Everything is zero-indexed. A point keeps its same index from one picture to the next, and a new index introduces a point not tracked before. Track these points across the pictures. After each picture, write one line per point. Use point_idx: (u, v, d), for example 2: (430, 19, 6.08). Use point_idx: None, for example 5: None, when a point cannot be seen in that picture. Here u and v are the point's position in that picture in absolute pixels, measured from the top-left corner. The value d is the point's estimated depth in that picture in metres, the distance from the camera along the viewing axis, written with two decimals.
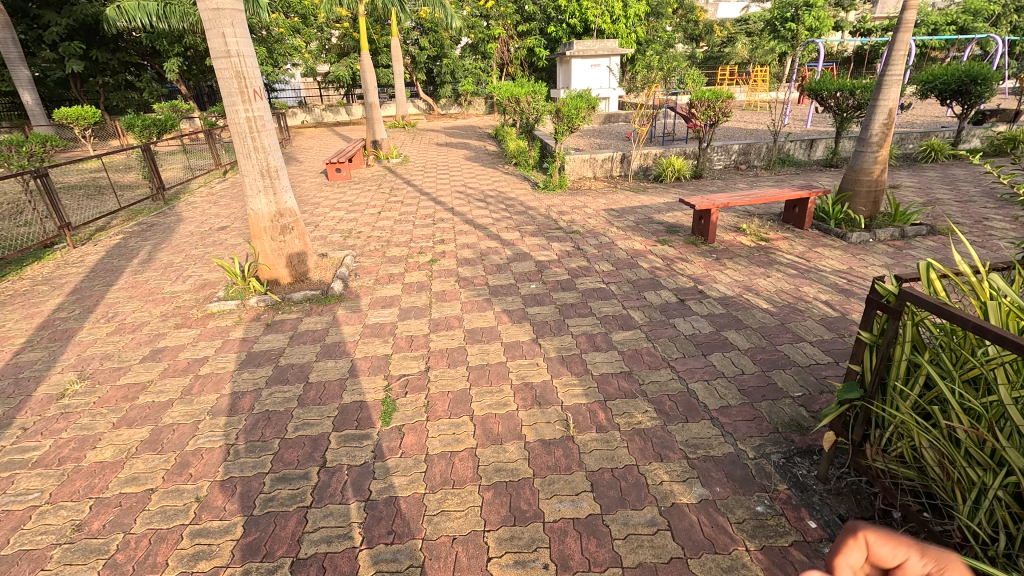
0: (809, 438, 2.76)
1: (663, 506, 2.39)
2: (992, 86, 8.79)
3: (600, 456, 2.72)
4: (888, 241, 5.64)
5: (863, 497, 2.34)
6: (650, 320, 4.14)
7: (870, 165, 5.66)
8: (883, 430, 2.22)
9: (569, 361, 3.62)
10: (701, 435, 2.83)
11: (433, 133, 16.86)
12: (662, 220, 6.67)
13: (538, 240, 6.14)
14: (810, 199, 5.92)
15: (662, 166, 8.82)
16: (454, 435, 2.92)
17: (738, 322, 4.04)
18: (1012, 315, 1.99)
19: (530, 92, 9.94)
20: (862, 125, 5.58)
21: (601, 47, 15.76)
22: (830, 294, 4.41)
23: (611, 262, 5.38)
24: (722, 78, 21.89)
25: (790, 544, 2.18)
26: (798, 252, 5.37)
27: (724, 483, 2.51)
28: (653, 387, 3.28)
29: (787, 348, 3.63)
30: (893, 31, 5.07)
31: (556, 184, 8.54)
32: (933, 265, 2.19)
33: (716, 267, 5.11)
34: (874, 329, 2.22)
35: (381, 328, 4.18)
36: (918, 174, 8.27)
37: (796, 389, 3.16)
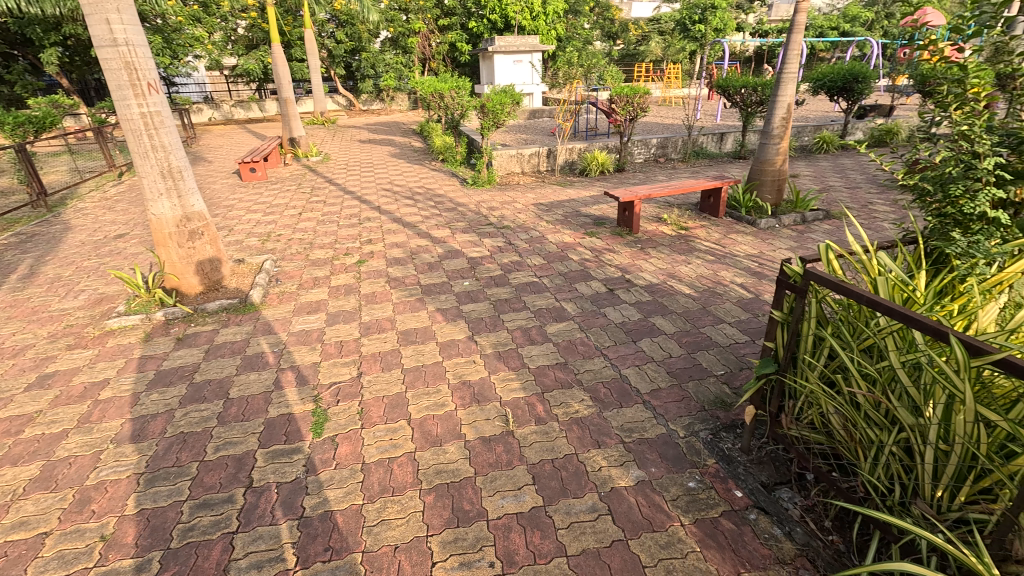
0: (732, 413, 2.94)
1: (603, 492, 2.45)
2: (871, 84, 9.75)
3: (540, 448, 2.75)
4: (791, 226, 6.13)
5: (781, 463, 2.53)
6: (582, 311, 4.23)
7: (773, 156, 6.11)
8: (796, 400, 2.41)
9: (505, 356, 3.62)
10: (635, 419, 2.93)
11: (355, 130, 16.25)
12: (589, 213, 6.84)
13: (469, 236, 6.10)
14: (723, 189, 6.29)
15: (586, 160, 9.03)
16: (392, 441, 2.84)
17: (664, 307, 4.23)
18: (897, 289, 2.23)
19: (454, 87, 9.88)
20: (764, 120, 6.01)
21: (522, 44, 15.82)
22: (744, 277, 4.72)
23: (542, 255, 5.45)
24: (638, 75, 22.82)
25: (720, 514, 2.31)
26: (714, 239, 5.70)
27: (658, 463, 2.61)
28: (588, 376, 3.36)
29: (709, 330, 3.85)
30: (787, 32, 5.50)
31: (485, 180, 8.55)
32: (831, 246, 2.39)
33: (642, 256, 5.32)
34: (784, 308, 2.40)
35: (307, 335, 3.97)
36: (813, 164, 9.07)
37: (718, 368, 3.37)
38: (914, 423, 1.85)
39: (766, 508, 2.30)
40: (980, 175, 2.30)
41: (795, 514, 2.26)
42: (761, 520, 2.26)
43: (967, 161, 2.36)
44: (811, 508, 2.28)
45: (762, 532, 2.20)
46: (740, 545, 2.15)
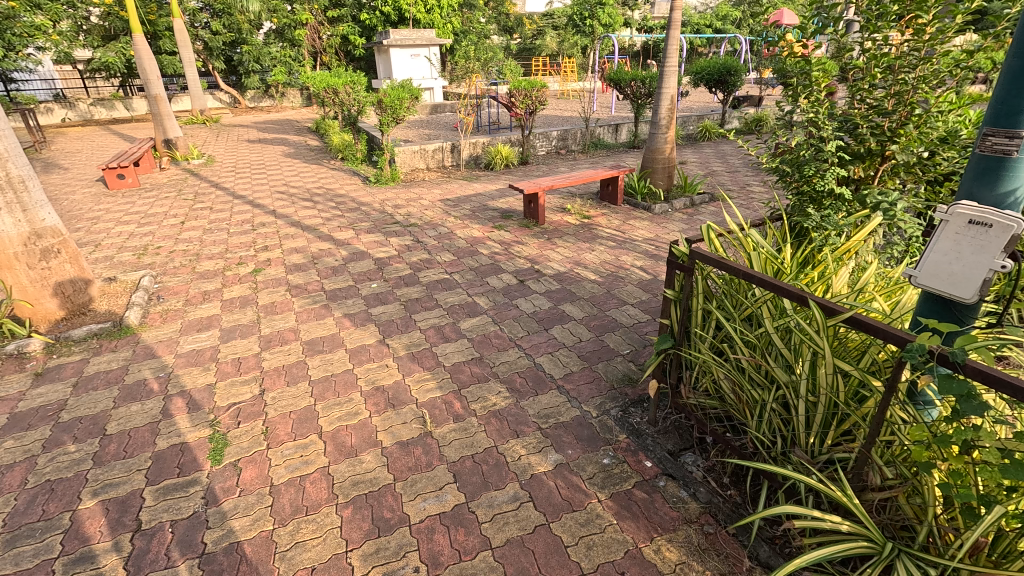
0: (639, 388, 3.12)
1: (523, 480, 2.50)
2: (741, 77, 10.73)
3: (460, 446, 2.73)
4: (682, 209, 6.60)
5: (684, 430, 2.72)
6: (494, 304, 4.27)
7: (662, 145, 6.53)
8: (692, 371, 2.61)
9: (419, 357, 3.56)
10: (550, 405, 3.01)
11: (242, 129, 15.04)
12: (496, 207, 6.89)
13: (375, 236, 5.90)
14: (620, 177, 6.62)
15: (490, 154, 9.08)
16: (303, 457, 2.68)
17: (572, 294, 4.38)
18: (768, 262, 2.47)
19: (348, 83, 9.48)
20: (651, 111, 6.40)
21: (418, 37, 15.46)
22: (643, 260, 5.01)
23: (451, 251, 5.40)
24: (536, 69, 23.22)
25: (633, 485, 2.44)
26: (615, 226, 5.99)
27: (575, 445, 2.71)
28: (504, 368, 3.40)
29: (615, 312, 4.05)
30: (667, 28, 5.89)
31: (388, 178, 8.31)
32: (712, 226, 2.59)
33: (549, 246, 5.46)
34: (676, 286, 2.57)
35: (199, 355, 3.63)
36: (697, 151, 9.82)
37: (624, 347, 3.55)
38: (788, 380, 2.07)
39: (673, 474, 2.47)
40: (826, 156, 2.64)
41: (698, 475, 2.45)
42: (669, 486, 2.43)
43: (816, 144, 2.71)
44: (711, 468, 2.48)
45: (670, 497, 2.37)
46: (652, 512, 2.30)
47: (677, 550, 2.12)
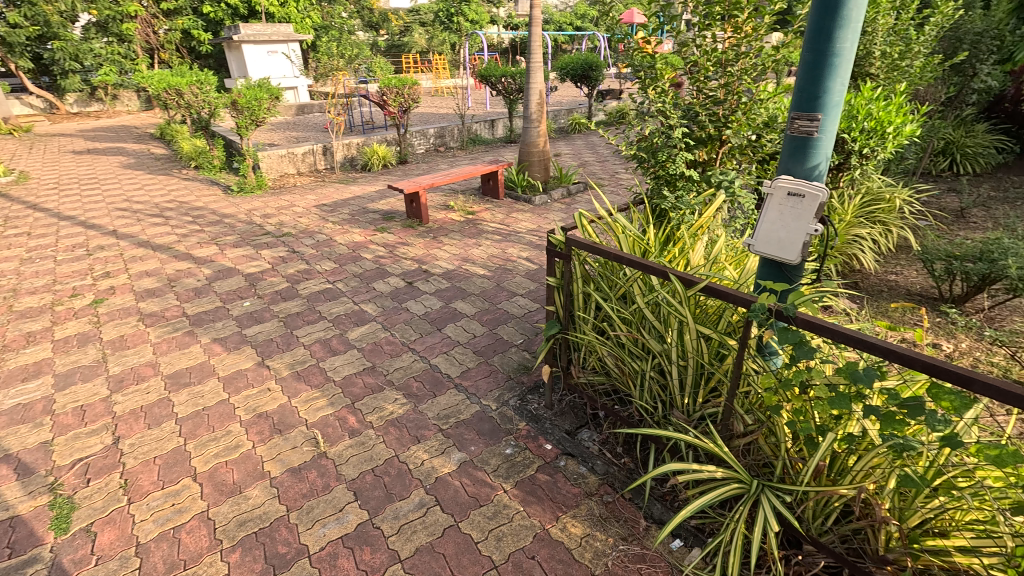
0: (534, 375, 3.21)
1: (428, 485, 2.45)
2: (602, 72, 11.45)
3: (358, 461, 2.61)
4: (561, 199, 6.90)
5: (579, 409, 2.85)
6: (383, 310, 4.12)
7: (535, 138, 6.76)
8: (580, 351, 2.74)
9: (306, 375, 3.32)
10: (449, 405, 2.99)
11: (65, 138, 12.86)
12: (377, 209, 6.65)
13: (243, 250, 5.39)
14: (499, 172, 6.73)
15: (366, 155, 8.72)
16: (175, 506, 2.37)
17: (463, 291, 4.38)
18: (635, 243, 2.67)
19: (194, 83, 8.51)
20: (523, 106, 6.60)
21: (273, 32, 14.03)
22: (528, 251, 5.15)
23: (332, 259, 5.11)
24: (406, 66, 22.64)
25: (536, 470, 2.51)
26: (499, 220, 6.09)
27: (477, 440, 2.71)
28: (399, 374, 3.30)
29: (505, 304, 4.12)
30: (529, 26, 6.12)
31: (253, 186, 7.62)
32: (584, 213, 2.73)
33: (435, 245, 5.39)
34: (557, 274, 2.68)
35: (27, 410, 3.05)
36: (570, 143, 10.31)
37: (517, 337, 3.63)
38: (661, 349, 2.27)
39: (572, 452, 2.58)
40: (675, 142, 2.93)
41: (595, 449, 2.58)
42: (569, 464, 2.53)
43: (665, 132, 2.99)
44: (606, 440, 2.63)
45: (571, 474, 2.47)
46: (556, 493, 2.38)
47: (581, 524, 2.21)
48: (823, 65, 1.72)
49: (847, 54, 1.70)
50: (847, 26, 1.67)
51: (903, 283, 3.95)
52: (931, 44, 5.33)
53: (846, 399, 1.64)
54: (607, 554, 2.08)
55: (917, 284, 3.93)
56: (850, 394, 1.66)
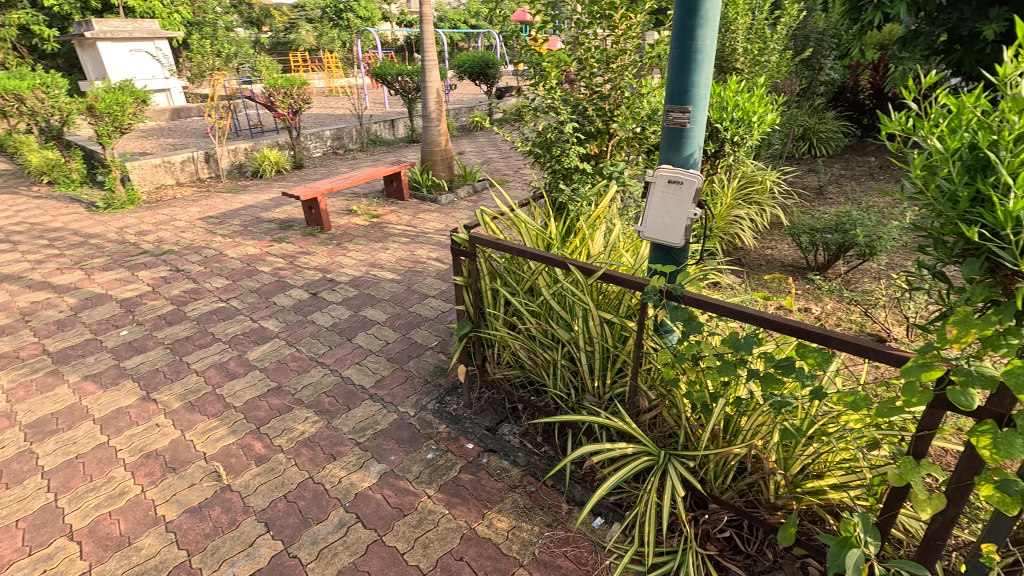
0: (451, 376, 3.18)
1: (347, 502, 2.35)
2: (499, 70, 11.57)
3: (268, 489, 2.43)
4: (467, 197, 6.89)
5: (498, 404, 2.87)
6: (286, 325, 3.87)
7: (436, 137, 6.68)
8: (494, 347, 2.77)
9: (201, 404, 3.04)
10: (365, 417, 2.88)
11: None
12: (272, 218, 6.23)
13: (116, 273, 4.81)
14: (402, 173, 6.58)
15: (256, 161, 8.13)
16: (48, 572, 2.07)
17: (372, 298, 4.23)
18: (538, 237, 2.74)
19: (38, 86, 7.40)
20: (421, 105, 6.48)
21: (135, 28, 12.62)
22: (438, 252, 5.10)
23: (224, 275, 4.71)
24: (295, 65, 21.38)
25: (459, 470, 2.50)
26: (406, 221, 5.96)
27: (397, 449, 2.64)
28: (308, 391, 3.12)
29: (418, 307, 4.04)
30: (420, 23, 6.03)
31: (124, 201, 6.82)
32: (485, 210, 2.75)
33: (339, 252, 5.16)
34: (464, 272, 2.67)
35: None
36: (473, 141, 10.31)
37: (432, 340, 3.58)
38: (569, 337, 2.35)
39: (493, 448, 2.60)
40: (567, 137, 3.03)
41: (516, 442, 2.62)
42: (492, 460, 2.55)
43: (557, 127, 3.08)
44: (526, 432, 2.67)
45: (494, 470, 2.49)
46: (480, 491, 2.38)
47: (506, 518, 2.24)
48: (689, 60, 1.86)
49: (708, 51, 1.85)
50: (706, 25, 1.81)
51: (777, 257, 4.41)
52: (783, 42, 5.98)
53: (731, 366, 1.80)
54: (534, 543, 2.12)
55: (789, 257, 4.40)
56: (734, 360, 1.82)
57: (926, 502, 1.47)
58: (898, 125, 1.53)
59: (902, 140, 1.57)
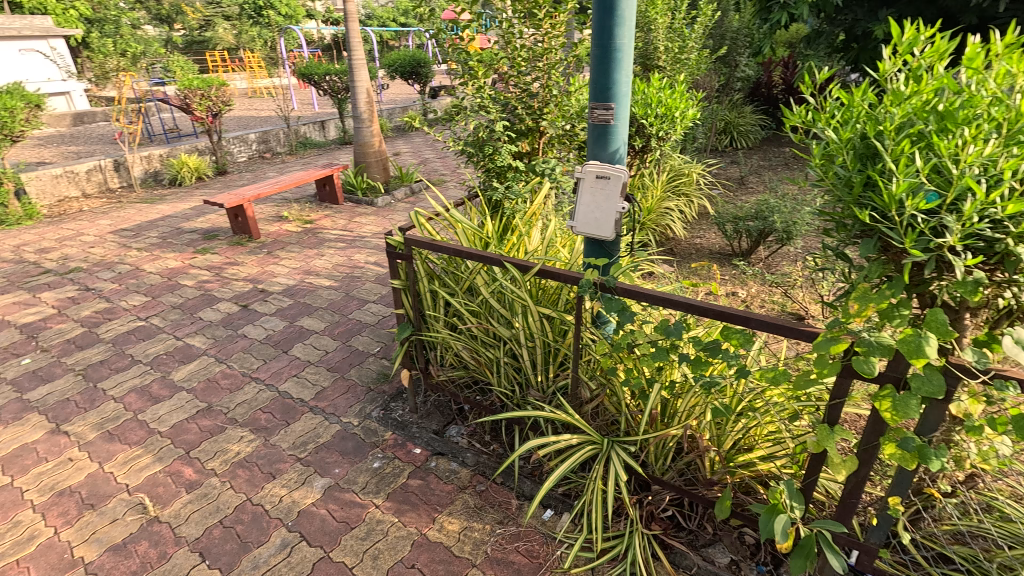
0: (395, 382, 3.12)
1: (290, 521, 2.25)
2: (431, 69, 11.44)
3: (201, 516, 2.29)
4: (405, 199, 6.77)
5: (445, 407, 2.84)
6: (214, 341, 3.65)
7: (369, 138, 6.51)
8: (436, 349, 2.74)
9: (121, 432, 2.82)
10: (305, 431, 2.77)
11: None
12: (195, 228, 5.86)
13: (15, 296, 4.36)
14: (335, 176, 6.37)
15: (174, 168, 7.61)
16: None
17: (308, 306, 4.07)
18: (474, 236, 2.74)
19: None
20: (351, 105, 6.29)
21: (24, 27, 11.56)
22: (376, 255, 4.98)
23: (142, 292, 4.38)
24: (214, 65, 20.17)
25: (407, 477, 2.45)
26: (341, 226, 5.78)
27: (341, 461, 2.56)
28: (242, 409, 2.96)
29: (357, 313, 3.93)
30: (345, 21, 5.85)
31: (21, 216, 6.19)
32: (420, 212, 2.71)
33: (271, 261, 4.93)
34: (401, 275, 2.63)
35: None
36: (408, 141, 10.14)
37: (374, 346, 3.49)
38: (510, 334, 2.37)
39: (441, 451, 2.58)
40: (498, 135, 3.05)
41: (464, 442, 2.60)
42: (440, 463, 2.52)
43: (488, 126, 3.08)
44: (473, 432, 2.66)
45: (443, 473, 2.46)
46: (430, 495, 2.35)
47: (457, 519, 2.23)
48: (609, 59, 1.91)
49: (627, 49, 1.91)
50: (623, 24, 1.87)
51: (705, 245, 4.64)
52: (701, 40, 6.29)
53: (664, 352, 1.88)
54: (486, 542, 2.12)
55: (716, 245, 4.65)
56: (667, 346, 1.90)
57: (841, 465, 1.59)
58: (799, 118, 1.65)
59: (804, 132, 1.69)
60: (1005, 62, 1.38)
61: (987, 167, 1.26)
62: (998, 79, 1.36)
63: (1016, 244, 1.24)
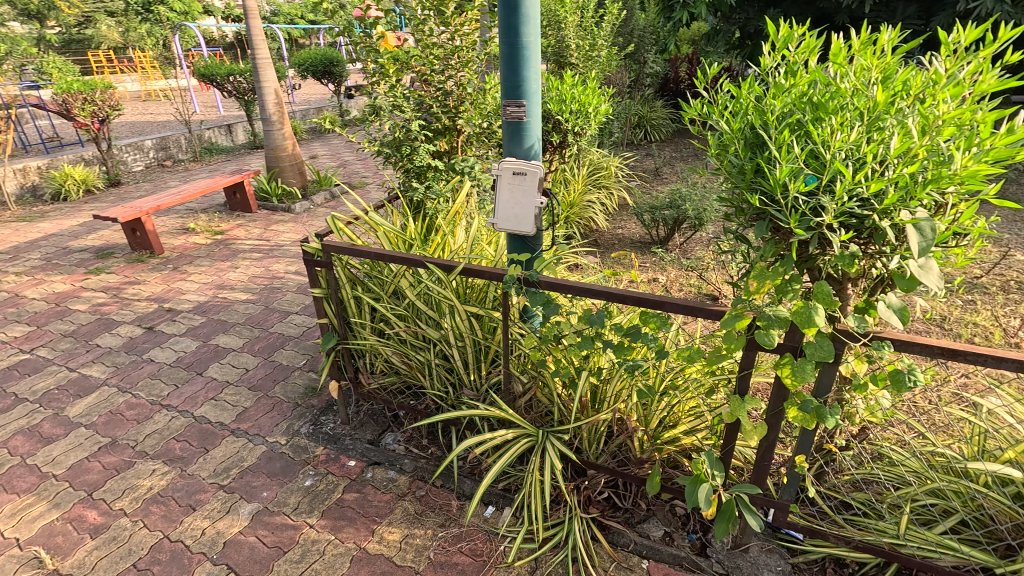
0: (324, 395, 3.00)
1: (216, 553, 2.10)
2: (344, 68, 11.04)
3: (111, 562, 2.09)
4: (325, 204, 6.50)
5: (378, 415, 2.76)
6: (116, 368, 3.33)
7: (281, 142, 6.19)
8: (365, 357, 2.66)
9: (6, 481, 2.50)
10: (227, 456, 2.60)
11: None
12: (86, 246, 5.30)
13: None
14: (246, 183, 5.99)
15: (56, 181, 6.83)
16: None
17: (224, 323, 3.81)
18: (397, 239, 2.68)
19: None
20: (259, 107, 5.95)
21: None
22: (296, 264, 4.75)
23: (24, 321, 3.90)
24: (98, 66, 18.29)
25: (343, 491, 2.37)
26: (256, 235, 5.45)
27: (269, 484, 2.43)
28: (153, 440, 2.73)
29: (279, 327, 3.73)
30: (245, 18, 5.51)
31: None
32: (337, 216, 2.61)
33: (178, 277, 4.56)
34: (322, 283, 2.52)
35: None
36: (326, 143, 9.74)
37: (299, 359, 3.33)
38: (440, 335, 2.35)
39: (377, 461, 2.51)
40: (414, 135, 3.00)
41: (401, 449, 2.55)
42: (377, 473, 2.45)
43: (404, 125, 3.03)
44: (410, 437, 2.61)
45: (380, 482, 2.40)
46: (368, 507, 2.28)
47: (398, 528, 2.18)
48: (517, 57, 1.94)
49: (534, 47, 1.95)
50: (528, 23, 1.90)
51: (627, 235, 4.83)
52: (610, 38, 6.53)
53: (589, 341, 1.94)
54: (428, 547, 2.09)
55: (636, 234, 4.86)
56: (592, 335, 1.97)
57: (752, 431, 1.72)
58: (696, 111, 1.75)
59: (701, 124, 1.80)
60: (863, 58, 1.55)
61: (853, 151, 1.40)
62: (858, 72, 1.52)
63: (880, 218, 1.39)
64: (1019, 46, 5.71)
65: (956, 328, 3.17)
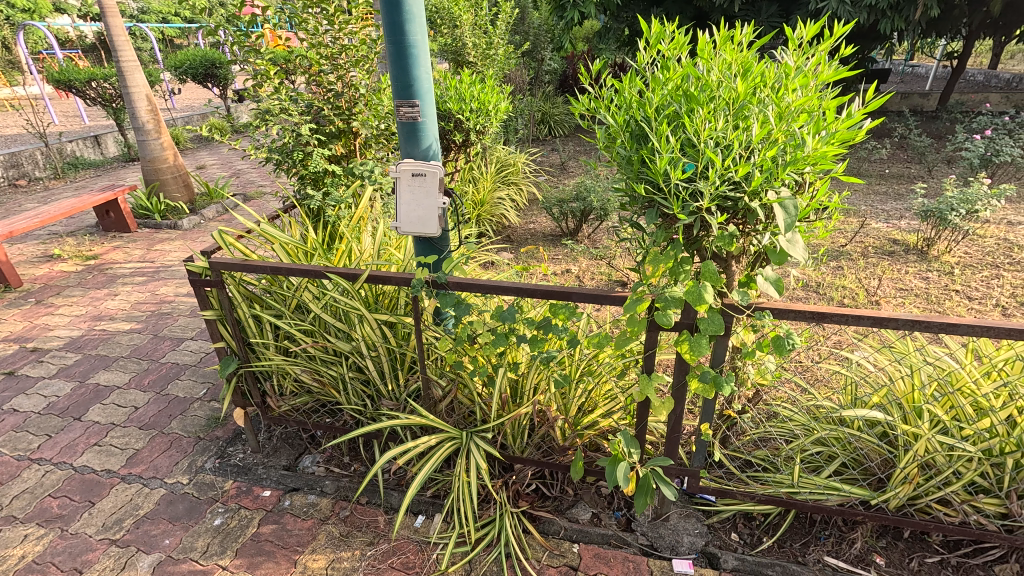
0: (230, 424, 2.78)
1: None
2: (229, 70, 10.25)
3: None
4: (216, 218, 6.00)
5: (293, 438, 2.60)
6: None
7: (159, 152, 5.63)
8: (271, 380, 2.48)
9: None
10: (119, 505, 2.32)
11: None
12: None
13: None
14: (120, 200, 5.38)
15: None
16: None
17: (105, 358, 3.40)
18: (296, 250, 2.53)
19: None
20: (129, 115, 5.37)
21: None
22: (188, 285, 4.35)
23: None
24: None
25: (258, 524, 2.21)
26: (138, 257, 4.92)
27: (172, 528, 2.21)
28: (23, 501, 2.37)
29: (172, 356, 3.39)
30: (102, 15, 4.93)
31: None
32: (224, 231, 2.41)
33: (43, 311, 4.00)
34: (214, 305, 2.31)
35: None
36: (214, 152, 9.00)
37: (198, 389, 3.05)
38: (350, 346, 2.25)
39: (296, 486, 2.36)
40: (306, 140, 2.85)
41: (321, 471, 2.42)
42: (296, 500, 2.31)
43: (294, 130, 2.87)
44: (330, 457, 2.49)
45: (300, 508, 2.26)
46: (288, 537, 2.14)
47: (322, 554, 2.07)
48: (405, 55, 1.89)
49: (421, 46, 1.91)
50: (413, 21, 1.86)
51: (538, 229, 4.93)
52: (505, 36, 6.61)
53: (503, 337, 1.94)
54: (357, 568, 2.01)
55: (547, 228, 4.97)
56: (505, 331, 1.97)
57: (661, 407, 1.82)
58: (584, 106, 1.81)
59: (590, 118, 1.86)
60: (725, 54, 1.68)
61: (722, 138, 1.51)
62: (722, 66, 1.64)
63: (751, 199, 1.51)
64: (858, 41, 6.53)
65: (828, 292, 3.56)
